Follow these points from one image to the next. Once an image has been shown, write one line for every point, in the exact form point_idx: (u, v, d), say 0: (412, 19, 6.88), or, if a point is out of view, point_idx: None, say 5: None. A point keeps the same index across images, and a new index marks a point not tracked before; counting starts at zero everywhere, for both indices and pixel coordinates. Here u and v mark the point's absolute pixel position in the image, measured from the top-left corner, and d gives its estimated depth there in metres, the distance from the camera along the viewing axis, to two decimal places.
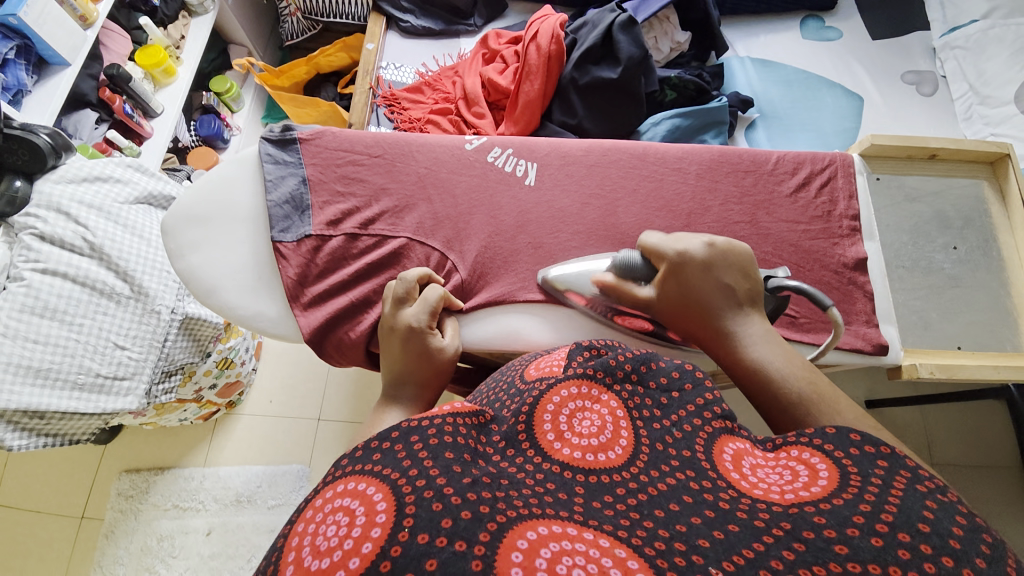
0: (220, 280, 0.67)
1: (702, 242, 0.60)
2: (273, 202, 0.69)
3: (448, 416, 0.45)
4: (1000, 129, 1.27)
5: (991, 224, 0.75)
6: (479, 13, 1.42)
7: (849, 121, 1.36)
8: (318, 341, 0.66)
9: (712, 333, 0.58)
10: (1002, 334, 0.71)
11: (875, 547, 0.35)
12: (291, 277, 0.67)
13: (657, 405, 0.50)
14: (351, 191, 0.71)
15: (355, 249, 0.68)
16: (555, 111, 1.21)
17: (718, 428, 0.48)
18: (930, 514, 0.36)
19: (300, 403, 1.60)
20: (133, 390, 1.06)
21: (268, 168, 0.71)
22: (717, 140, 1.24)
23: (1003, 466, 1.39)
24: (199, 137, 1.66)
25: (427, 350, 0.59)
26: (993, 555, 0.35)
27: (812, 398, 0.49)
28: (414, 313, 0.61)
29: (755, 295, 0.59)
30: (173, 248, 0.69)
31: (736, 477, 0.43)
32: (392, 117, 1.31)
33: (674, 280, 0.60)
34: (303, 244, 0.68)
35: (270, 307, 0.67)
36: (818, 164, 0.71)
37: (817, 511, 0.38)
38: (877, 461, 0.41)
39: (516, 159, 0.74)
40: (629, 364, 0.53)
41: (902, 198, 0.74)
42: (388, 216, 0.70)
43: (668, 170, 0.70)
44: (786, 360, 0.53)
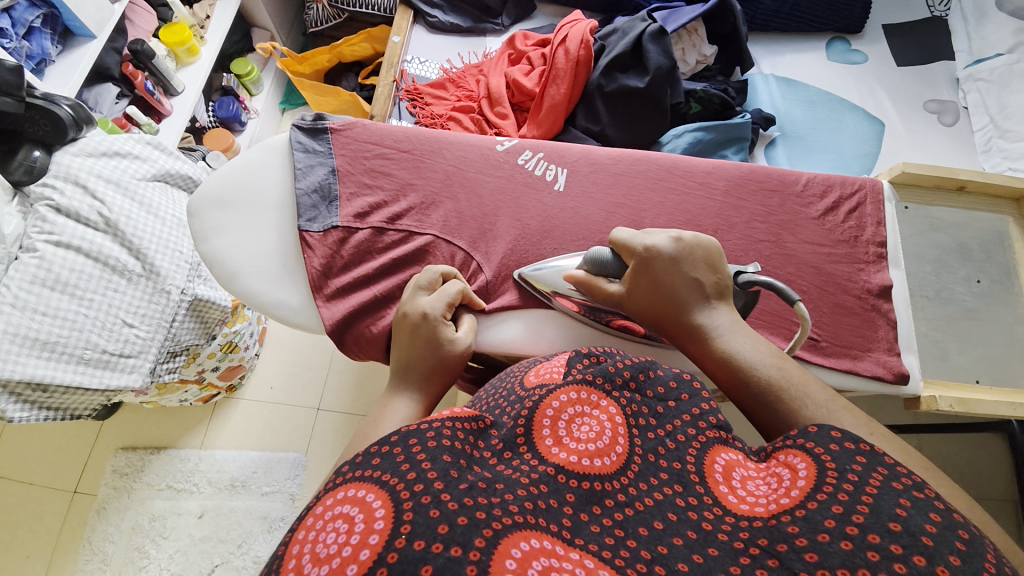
0: (244, 266, 0.67)
1: (668, 237, 0.61)
2: (301, 190, 0.68)
3: (446, 421, 0.45)
4: (1020, 164, 1.26)
5: (1012, 259, 0.75)
6: (507, 13, 1.42)
7: (870, 145, 1.36)
8: (339, 333, 0.65)
9: (683, 327, 0.60)
10: (1017, 370, 0.70)
11: (845, 550, 0.36)
12: (316, 268, 0.66)
13: (654, 414, 0.50)
14: (377, 184, 0.71)
15: (381, 243, 0.68)
16: (579, 117, 1.21)
17: (711, 438, 0.48)
18: (902, 511, 0.37)
19: (301, 390, 1.60)
20: (138, 367, 1.06)
21: (298, 156, 0.70)
22: (738, 156, 1.24)
23: (998, 498, 1.39)
24: (217, 118, 1.66)
25: (435, 343, 0.59)
26: (968, 551, 0.35)
27: (780, 385, 0.53)
28: (431, 304, 0.61)
29: (722, 287, 0.61)
30: (198, 231, 0.68)
31: (725, 490, 0.44)
32: (414, 111, 1.30)
33: (642, 277, 0.61)
34: (329, 235, 0.67)
35: (293, 296, 0.67)
36: (847, 188, 0.71)
37: (792, 520, 0.39)
38: (856, 457, 0.42)
39: (546, 164, 0.74)
40: (628, 371, 0.52)
41: (927, 229, 0.74)
42: (414, 213, 0.70)
43: (697, 185, 0.69)
44: (753, 349, 0.56)
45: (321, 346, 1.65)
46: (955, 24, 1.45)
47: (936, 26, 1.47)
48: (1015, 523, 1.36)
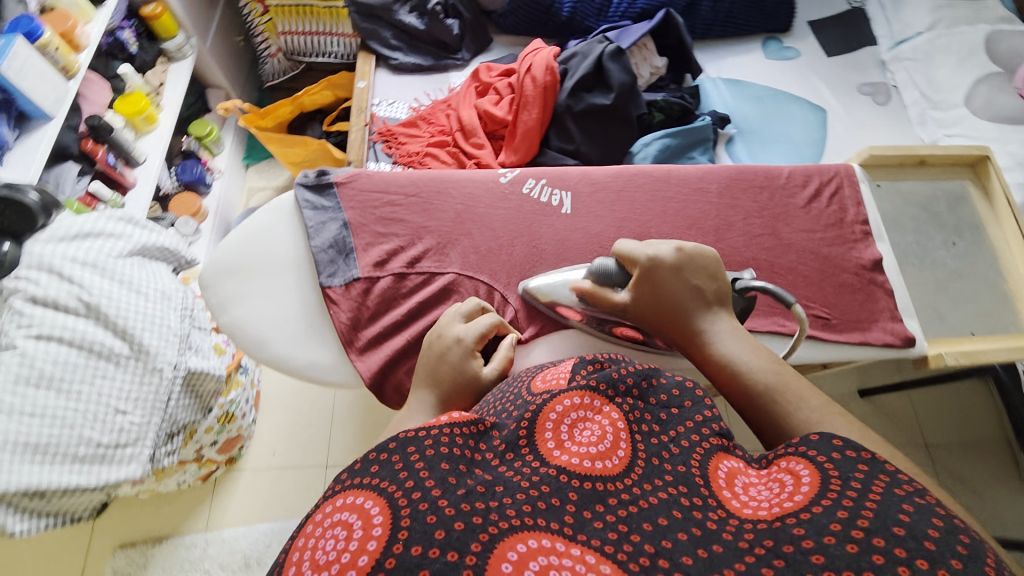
0: (269, 331, 0.67)
1: (672, 246, 0.63)
2: (317, 247, 0.70)
3: (445, 426, 0.47)
4: (954, 130, 1.38)
5: (978, 218, 0.81)
6: (466, 47, 1.46)
7: (817, 131, 1.47)
8: (379, 384, 0.66)
9: (685, 333, 0.61)
10: (1007, 318, 0.76)
11: (850, 553, 0.37)
12: (344, 322, 0.68)
13: (657, 421, 0.52)
14: (391, 231, 0.72)
15: (405, 288, 0.69)
16: (553, 138, 1.25)
17: (715, 445, 0.49)
18: (906, 517, 0.38)
19: (306, 449, 1.54)
20: (137, 457, 1.00)
21: (307, 215, 0.71)
22: (705, 156, 1.31)
23: (993, 439, 1.49)
24: (181, 183, 1.63)
25: (467, 368, 0.60)
26: (970, 556, 0.36)
27: (777, 387, 0.54)
28: (467, 333, 0.63)
29: (722, 293, 0.63)
30: (215, 302, 0.68)
31: (729, 496, 0.45)
32: (390, 152, 1.31)
33: (646, 285, 0.63)
34: (352, 287, 0.69)
35: (325, 355, 0.68)
36: (825, 176, 0.77)
37: (798, 523, 0.40)
38: (858, 464, 0.44)
39: (550, 190, 0.77)
40: (631, 379, 0.55)
41: (900, 203, 0.81)
42: (432, 254, 0.71)
43: (694, 191, 0.73)
44: (751, 353, 0.57)
45: (320, 399, 1.60)
46: (873, 12, 1.60)
47: (856, 17, 1.62)
48: (1010, 459, 1.46)
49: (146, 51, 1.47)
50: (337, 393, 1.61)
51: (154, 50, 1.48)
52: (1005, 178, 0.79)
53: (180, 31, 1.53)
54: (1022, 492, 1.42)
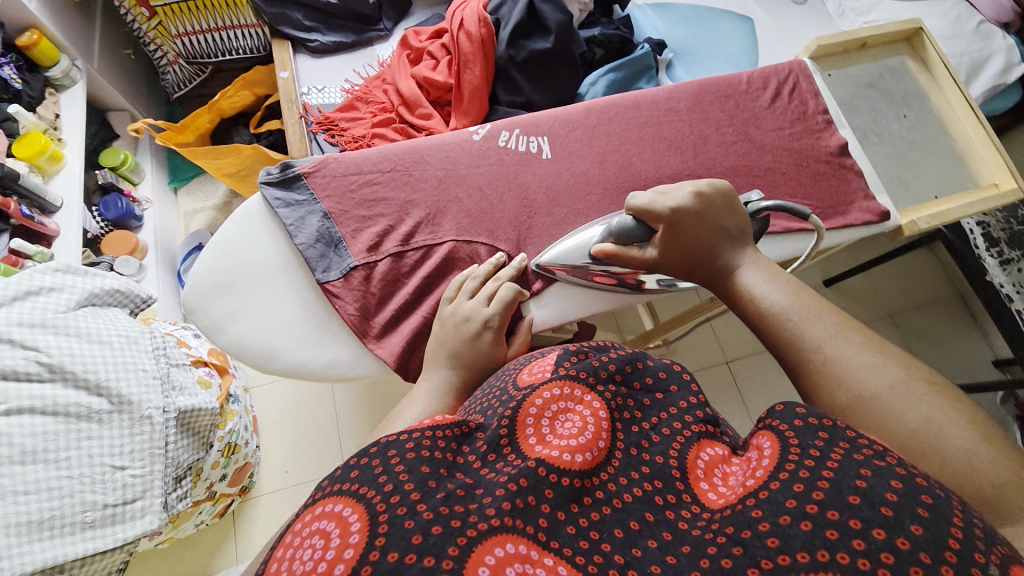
0: (276, 342, 0.68)
1: (690, 192, 0.64)
2: (304, 244, 0.68)
3: (428, 430, 0.47)
4: (871, 16, 1.44)
5: (921, 88, 0.85)
6: (387, 16, 1.38)
7: (748, 40, 1.49)
8: (404, 364, 0.67)
9: (711, 271, 0.63)
10: (964, 176, 0.81)
11: (805, 531, 0.38)
12: (353, 313, 0.67)
13: (639, 407, 0.53)
14: (376, 212, 0.70)
15: (405, 266, 0.69)
16: (501, 93, 1.22)
17: (697, 432, 0.50)
18: (863, 483, 0.39)
19: (320, 461, 1.53)
20: (150, 508, 0.94)
21: (283, 214, 0.69)
22: (651, 84, 1.31)
23: (947, 297, 1.65)
24: (108, 222, 1.49)
25: (496, 350, 0.62)
26: (930, 516, 0.36)
27: (793, 308, 0.56)
28: (492, 312, 0.64)
29: (744, 227, 0.65)
30: (211, 324, 0.68)
31: (705, 487, 0.46)
32: (334, 141, 1.24)
33: (674, 236, 0.63)
34: (352, 278, 0.68)
35: (341, 351, 0.68)
36: (781, 74, 0.78)
37: (756, 504, 0.41)
38: (818, 432, 0.43)
39: (526, 138, 0.75)
40: (614, 365, 0.56)
41: (853, 86, 0.84)
42: (424, 228, 0.70)
43: (667, 110, 0.73)
44: (771, 279, 0.59)
45: (322, 410, 1.58)
46: None
47: None
48: (964, 310, 1.63)
49: (31, 85, 1.29)
50: (337, 399, 1.59)
51: (39, 82, 1.31)
52: (940, 46, 0.84)
53: (61, 54, 1.36)
54: (979, 337, 1.59)
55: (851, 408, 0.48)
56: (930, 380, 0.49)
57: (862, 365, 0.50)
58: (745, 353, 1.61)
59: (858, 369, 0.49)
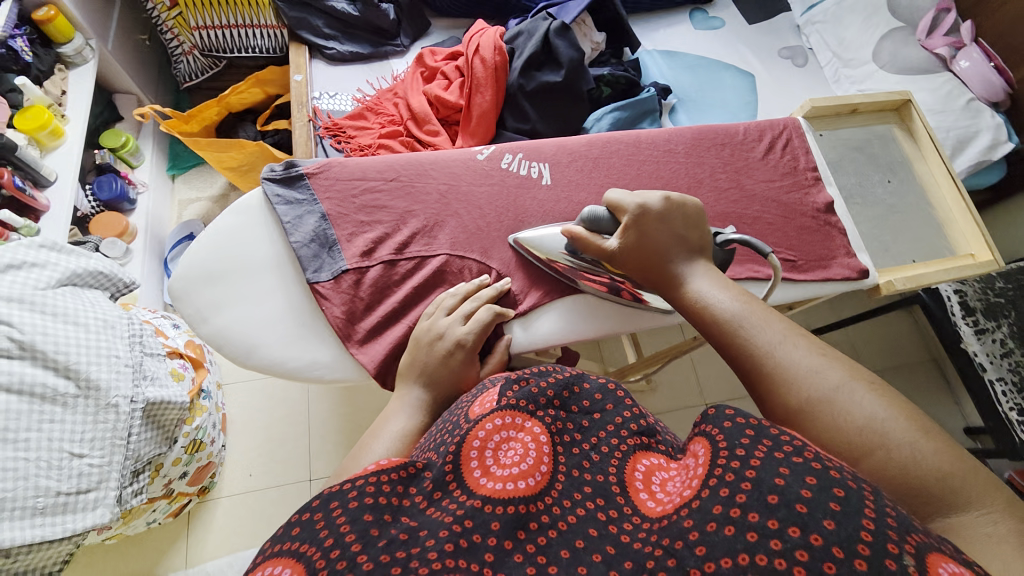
0: (259, 337, 0.67)
1: (660, 196, 0.66)
2: (299, 243, 0.68)
3: (371, 476, 0.48)
4: (865, 85, 1.51)
5: (906, 156, 0.89)
6: (405, 32, 1.41)
7: (749, 94, 1.57)
8: (383, 373, 0.66)
9: (669, 278, 0.65)
10: (941, 243, 0.85)
11: (729, 536, 0.41)
12: (339, 316, 0.67)
13: (579, 429, 0.57)
14: (375, 219, 0.71)
15: (396, 275, 0.69)
16: (508, 119, 1.25)
17: (632, 445, 0.55)
18: (781, 481, 0.42)
19: (285, 467, 1.48)
20: (103, 500, 0.92)
21: (282, 210, 0.69)
22: (653, 126, 1.37)
23: (920, 359, 1.69)
24: (100, 202, 1.48)
25: (468, 370, 0.63)
26: (841, 510, 0.40)
27: (741, 314, 0.60)
28: (466, 332, 0.64)
29: (703, 243, 0.68)
30: (194, 313, 0.68)
31: (644, 497, 0.50)
32: (339, 146, 1.26)
33: (633, 230, 0.66)
34: (342, 280, 0.68)
35: (323, 352, 0.67)
36: (775, 129, 0.82)
37: (688, 514, 0.44)
38: (746, 431, 0.47)
39: (528, 163, 0.77)
40: (552, 390, 0.59)
41: (842, 148, 0.88)
42: (420, 238, 0.71)
43: (666, 151, 0.76)
44: (722, 288, 0.63)
45: (294, 415, 1.54)
46: None
47: None
48: (936, 373, 1.67)
49: (42, 59, 1.31)
50: (311, 404, 1.55)
51: (50, 57, 1.33)
52: (925, 119, 0.89)
53: (77, 33, 1.38)
54: (950, 402, 1.63)
55: (804, 410, 0.52)
56: (869, 380, 0.54)
57: (807, 369, 0.54)
58: (722, 396, 1.62)
59: (805, 372, 0.54)
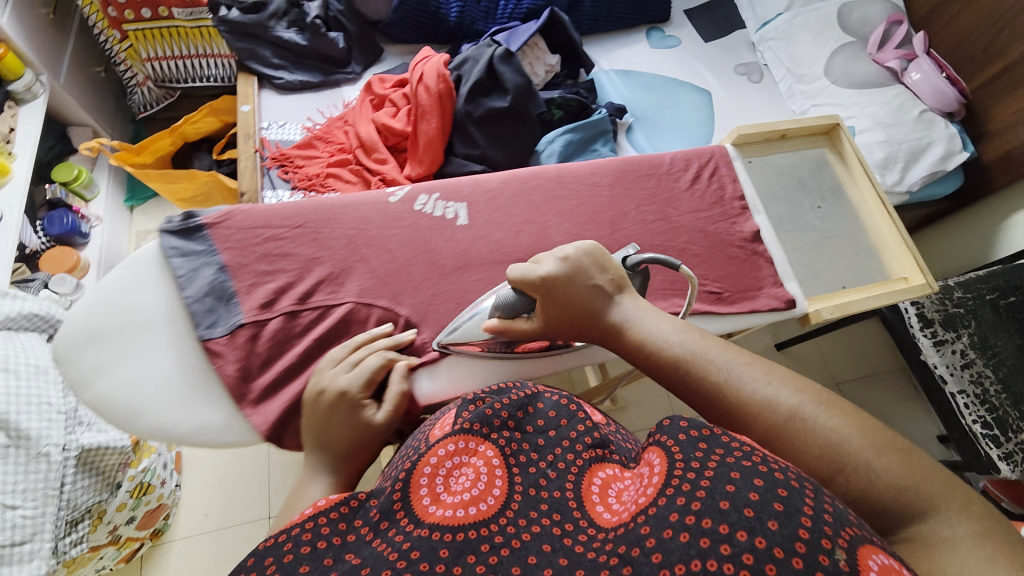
0: (147, 401, 0.65)
1: (556, 259, 0.66)
2: (192, 298, 0.68)
3: (308, 519, 0.49)
4: (819, 100, 1.52)
5: (837, 180, 0.89)
6: (356, 60, 1.40)
7: (706, 112, 1.57)
8: (277, 433, 0.66)
9: (606, 330, 0.65)
10: (874, 268, 0.84)
11: (683, 542, 0.41)
12: (232, 374, 0.66)
13: (534, 447, 0.57)
14: (277, 267, 0.71)
15: (298, 326, 0.69)
16: (457, 145, 1.24)
17: (588, 458, 0.55)
18: (732, 487, 0.42)
19: (243, 505, 1.44)
20: (38, 552, 0.93)
21: (176, 263, 0.69)
22: (608, 147, 1.36)
23: (890, 369, 1.68)
24: (51, 237, 1.45)
25: (359, 419, 0.60)
26: (784, 510, 0.41)
27: (688, 355, 0.59)
28: (351, 381, 0.63)
29: (619, 280, 0.67)
30: (77, 377, 0.65)
31: (600, 510, 0.50)
32: (287, 177, 1.24)
33: (549, 302, 0.65)
34: (237, 335, 0.67)
35: (213, 415, 0.66)
36: (703, 158, 0.82)
37: (645, 521, 0.44)
38: (698, 443, 0.47)
39: (444, 203, 0.77)
40: (506, 411, 0.59)
41: (772, 175, 0.87)
42: (325, 287, 0.71)
43: (587, 187, 0.75)
44: (662, 326, 0.62)
45: (252, 449, 1.51)
46: None
47: (724, 5, 1.75)
48: (905, 382, 1.66)
49: None
50: None
51: None
52: (855, 142, 0.88)
53: (27, 69, 1.36)
54: (922, 411, 1.61)
55: (764, 442, 0.53)
56: (820, 397, 0.54)
57: (761, 399, 0.54)
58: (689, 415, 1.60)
59: (761, 401, 0.54)
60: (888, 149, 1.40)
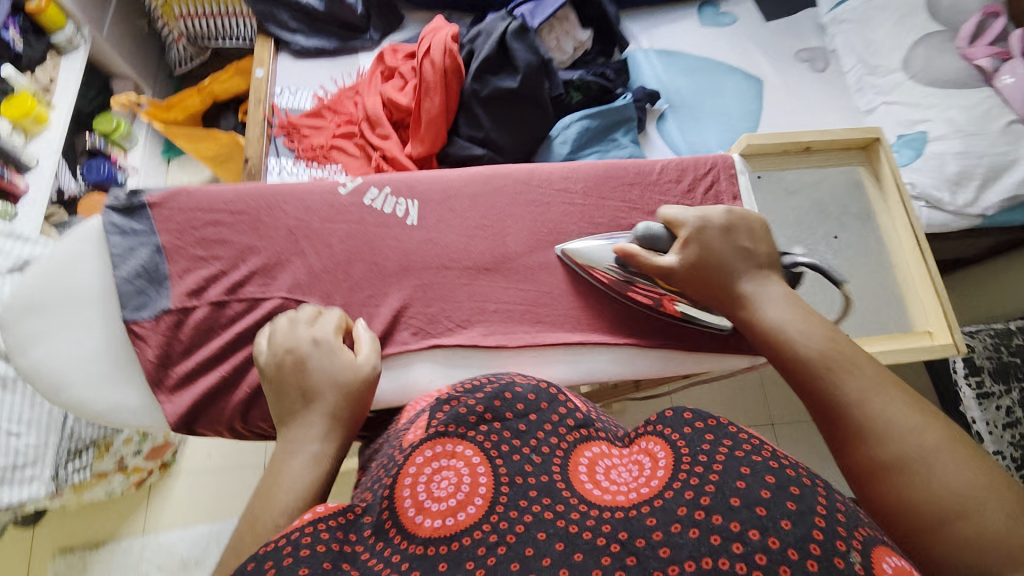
0: (70, 376, 0.68)
1: (723, 210, 0.69)
2: (122, 278, 0.69)
3: (308, 526, 0.43)
4: (892, 97, 1.31)
5: (868, 207, 0.89)
6: (375, 27, 1.36)
7: (753, 103, 1.39)
8: (188, 422, 0.68)
9: (733, 298, 0.64)
10: (888, 313, 0.84)
11: (693, 538, 0.41)
12: (151, 359, 0.68)
13: (516, 433, 0.53)
14: (213, 254, 0.72)
15: (225, 317, 0.70)
16: (461, 125, 1.18)
17: (573, 441, 0.54)
18: (743, 484, 0.43)
19: (243, 450, 1.48)
20: (39, 476, 1.03)
21: (113, 240, 0.70)
22: (628, 136, 1.24)
23: None
24: (88, 183, 1.54)
25: (342, 364, 0.61)
26: (798, 510, 0.41)
27: (830, 353, 0.55)
28: (318, 331, 0.64)
29: (772, 260, 0.67)
30: (15, 344, 0.68)
31: (590, 487, 0.48)
32: (291, 146, 1.23)
33: (695, 251, 0.67)
34: (161, 321, 0.69)
35: (132, 398, 0.69)
36: (701, 169, 0.83)
37: (652, 513, 0.43)
38: (705, 435, 0.48)
39: (395, 200, 0.78)
40: (482, 405, 0.55)
41: (782, 192, 0.88)
42: (258, 278, 0.72)
43: (556, 194, 0.78)
44: (803, 320, 0.59)
45: None
46: None
47: None
48: None
49: (33, 47, 1.36)
50: None
51: (43, 45, 1.38)
52: (890, 162, 0.86)
53: (69, 22, 1.42)
54: None
55: (883, 467, 0.48)
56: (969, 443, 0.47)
57: (898, 424, 0.49)
58: None
59: (893, 427, 0.49)
60: (964, 163, 1.19)
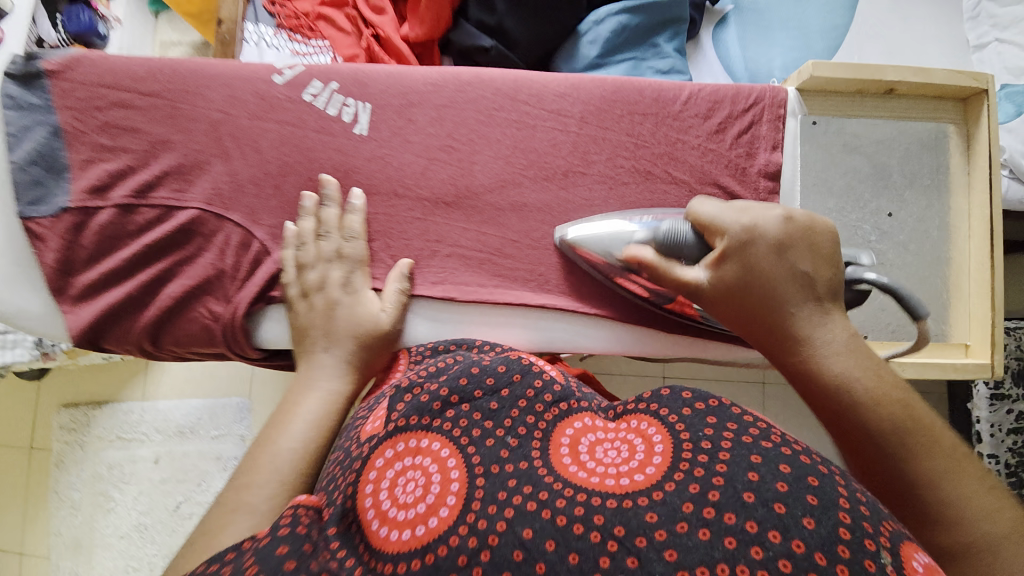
0: None
1: (778, 214, 0.55)
2: (16, 162, 0.63)
3: (288, 509, 0.43)
4: (1009, 34, 1.03)
5: (946, 183, 0.74)
6: None
7: (841, 15, 1.09)
8: (89, 336, 0.65)
9: (783, 338, 0.53)
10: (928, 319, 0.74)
11: (704, 541, 0.37)
12: (50, 263, 0.64)
13: (488, 412, 0.50)
14: (118, 144, 0.66)
15: (131, 225, 0.65)
16: (470, 7, 0.97)
17: (553, 419, 0.50)
18: (755, 475, 0.40)
19: None
20: (21, 342, 1.07)
21: (6, 115, 0.64)
22: (674, 42, 1.01)
23: None
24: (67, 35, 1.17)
25: (365, 313, 0.64)
26: (820, 504, 0.38)
27: (908, 428, 0.47)
28: (346, 268, 0.65)
29: (834, 286, 0.54)
30: None
31: (574, 470, 0.45)
32: (272, 11, 1.05)
33: (733, 267, 0.55)
34: (59, 220, 0.64)
35: (33, 302, 0.65)
36: (739, 103, 0.69)
37: (650, 507, 0.40)
38: (708, 418, 0.45)
39: (340, 100, 0.68)
40: (446, 389, 0.52)
41: (836, 148, 0.73)
42: (172, 180, 0.66)
43: (546, 115, 0.67)
44: (873, 376, 0.49)
45: None
46: None
47: None
48: None
49: None
50: None
51: None
52: (993, 124, 0.70)
53: None
54: None
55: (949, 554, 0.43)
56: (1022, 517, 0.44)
57: (968, 505, 0.44)
58: None
59: (963, 512, 0.43)
60: None
